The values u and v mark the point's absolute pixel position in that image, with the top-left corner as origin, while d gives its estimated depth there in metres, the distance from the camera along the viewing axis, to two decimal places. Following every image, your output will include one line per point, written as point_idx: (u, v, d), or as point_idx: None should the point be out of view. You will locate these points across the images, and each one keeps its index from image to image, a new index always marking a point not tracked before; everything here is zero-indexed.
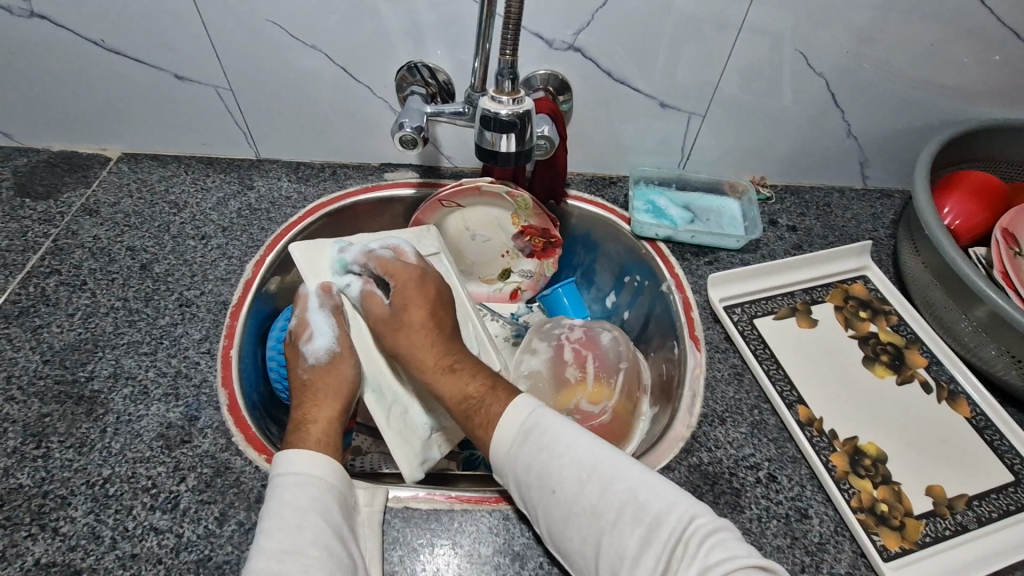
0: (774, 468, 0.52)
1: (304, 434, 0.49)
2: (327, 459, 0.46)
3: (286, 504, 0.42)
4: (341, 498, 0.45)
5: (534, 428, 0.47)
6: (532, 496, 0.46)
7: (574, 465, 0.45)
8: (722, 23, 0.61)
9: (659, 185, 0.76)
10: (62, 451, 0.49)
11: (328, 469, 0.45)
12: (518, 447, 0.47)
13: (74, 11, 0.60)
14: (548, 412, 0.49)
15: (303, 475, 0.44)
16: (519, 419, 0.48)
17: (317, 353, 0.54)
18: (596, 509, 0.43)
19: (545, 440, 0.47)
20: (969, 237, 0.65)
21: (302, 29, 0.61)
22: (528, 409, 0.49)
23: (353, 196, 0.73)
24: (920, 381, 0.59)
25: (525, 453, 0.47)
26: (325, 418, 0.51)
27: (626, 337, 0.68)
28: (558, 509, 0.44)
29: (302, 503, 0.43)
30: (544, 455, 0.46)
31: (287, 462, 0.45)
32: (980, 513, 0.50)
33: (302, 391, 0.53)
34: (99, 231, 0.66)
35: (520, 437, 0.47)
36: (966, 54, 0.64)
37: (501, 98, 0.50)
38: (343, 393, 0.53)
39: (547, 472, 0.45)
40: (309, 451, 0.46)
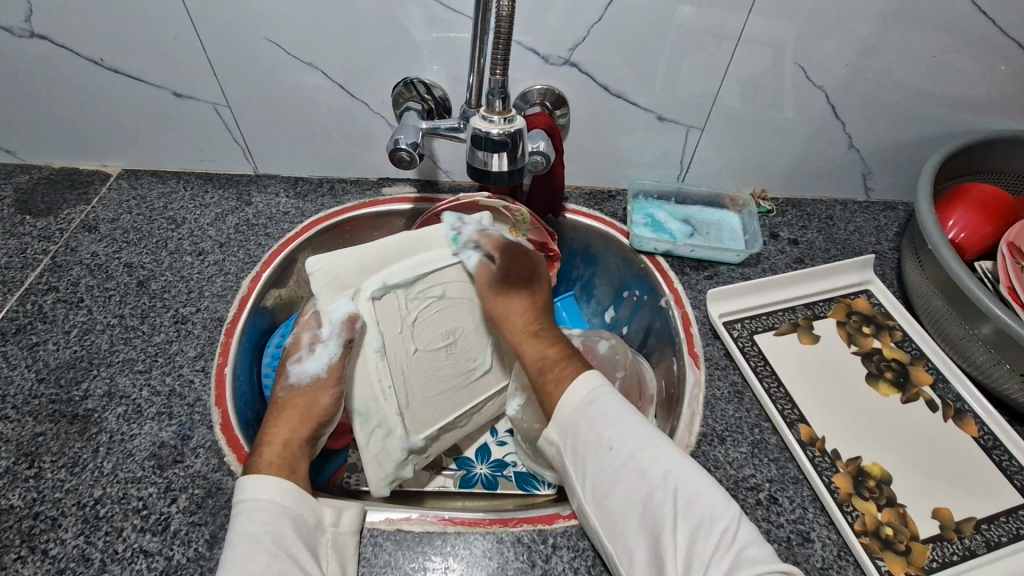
0: (775, 489, 0.51)
1: (260, 454, 0.48)
2: (277, 480, 0.46)
3: (240, 534, 0.43)
4: (297, 519, 0.45)
5: (599, 396, 0.51)
6: (587, 452, 0.49)
7: (631, 433, 0.49)
8: (719, 35, 0.60)
9: (658, 199, 0.76)
10: (54, 471, 0.49)
11: (279, 490, 0.45)
12: (584, 409, 0.51)
13: (73, 32, 0.60)
14: (610, 389, 0.52)
15: (254, 500, 0.44)
16: (587, 384, 0.52)
17: (302, 374, 0.52)
18: (645, 471, 0.46)
19: (608, 409, 0.51)
20: (974, 251, 0.64)
21: (299, 46, 0.61)
22: (597, 381, 0.53)
23: (349, 211, 0.73)
24: (926, 400, 0.58)
25: (590, 414, 0.51)
26: (281, 436, 0.50)
27: (624, 345, 0.67)
28: (608, 466, 0.48)
29: (255, 530, 0.43)
30: (605, 420, 0.50)
31: (237, 489, 0.45)
32: (989, 538, 0.49)
33: (273, 407, 0.52)
34: (97, 248, 0.66)
35: (584, 403, 0.51)
36: (970, 64, 0.63)
37: (492, 117, 0.49)
38: (307, 414, 0.51)
39: (605, 432, 0.49)
40: (258, 474, 0.46)
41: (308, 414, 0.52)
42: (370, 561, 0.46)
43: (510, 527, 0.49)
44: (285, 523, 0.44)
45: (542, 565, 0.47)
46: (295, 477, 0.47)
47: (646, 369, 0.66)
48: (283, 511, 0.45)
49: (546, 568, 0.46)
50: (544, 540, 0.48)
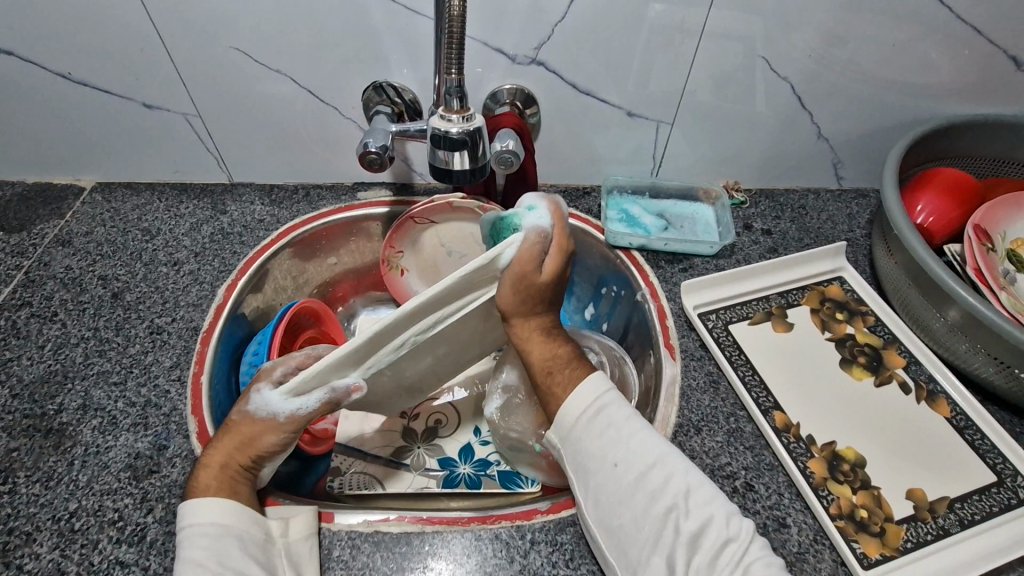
0: (752, 476, 0.51)
1: (194, 477, 0.45)
2: (216, 502, 0.43)
3: (184, 561, 0.41)
4: (243, 536, 0.43)
5: (606, 405, 0.48)
6: (591, 466, 0.46)
7: (640, 447, 0.45)
8: (684, 29, 0.60)
9: (632, 194, 0.76)
10: (29, 486, 0.49)
11: (219, 512, 0.43)
12: (588, 419, 0.47)
13: (39, 48, 0.60)
14: (617, 396, 0.49)
15: (195, 525, 0.42)
16: (593, 395, 0.48)
17: (260, 406, 0.46)
18: (656, 492, 0.43)
19: (615, 417, 0.47)
20: (943, 235, 0.65)
21: (266, 53, 0.61)
22: (602, 387, 0.49)
23: (326, 216, 0.73)
24: (899, 382, 0.58)
25: (594, 426, 0.47)
26: (222, 458, 0.46)
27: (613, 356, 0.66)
28: (614, 481, 0.44)
29: (198, 554, 0.41)
30: (612, 431, 0.46)
31: (180, 513, 0.43)
32: (963, 516, 0.49)
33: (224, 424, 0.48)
34: (71, 262, 0.66)
35: (589, 413, 0.48)
36: (933, 51, 0.64)
37: (450, 116, 0.49)
38: (247, 446, 0.46)
39: (612, 444, 0.46)
40: (199, 498, 0.44)
41: (249, 446, 0.46)
42: (348, 563, 0.46)
43: (487, 524, 0.49)
44: (229, 543, 0.42)
45: (520, 560, 0.47)
46: (238, 497, 0.45)
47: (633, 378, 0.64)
48: (226, 531, 0.43)
49: (524, 563, 0.47)
50: (522, 535, 0.48)
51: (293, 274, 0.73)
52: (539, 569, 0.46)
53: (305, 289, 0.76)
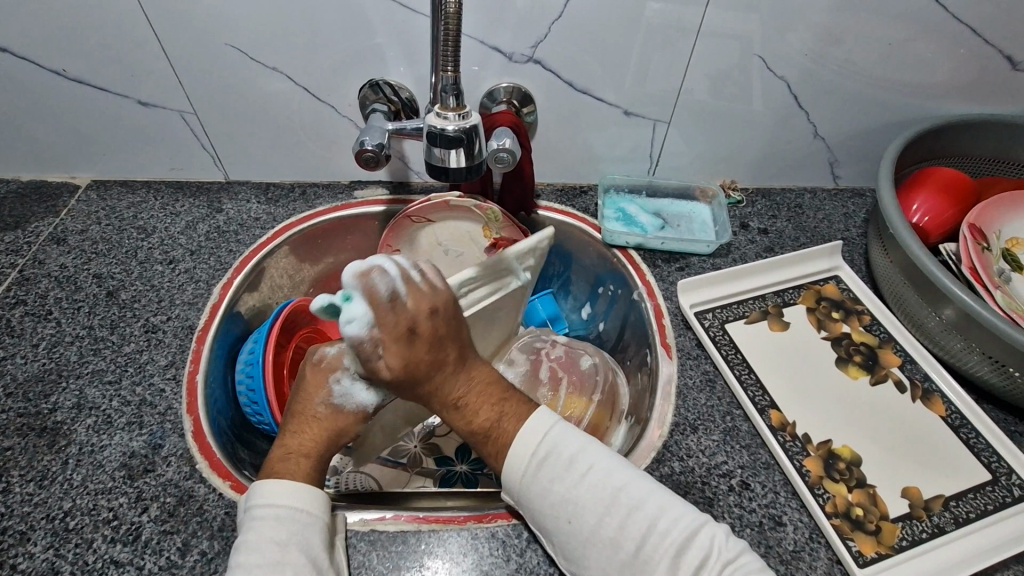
0: (747, 475, 0.51)
1: (296, 465, 0.45)
2: (313, 494, 0.44)
3: (268, 541, 0.40)
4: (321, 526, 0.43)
5: (550, 449, 0.45)
6: (548, 521, 0.44)
7: (592, 490, 0.43)
8: (680, 28, 0.61)
9: (629, 193, 0.76)
10: (23, 485, 0.49)
11: (312, 499, 0.43)
12: (533, 472, 0.44)
13: (33, 44, 0.60)
14: (563, 430, 0.46)
15: (285, 508, 0.42)
16: (532, 444, 0.45)
17: (347, 399, 0.48)
18: (616, 534, 0.42)
19: (561, 463, 0.44)
20: (938, 234, 0.65)
21: (262, 51, 0.61)
22: (546, 426, 0.45)
23: (322, 215, 0.73)
24: (895, 381, 0.58)
25: (541, 480, 0.44)
26: (316, 449, 0.46)
27: (606, 364, 0.67)
28: (574, 533, 0.43)
29: (284, 539, 0.40)
30: (560, 480, 0.44)
31: (262, 495, 0.42)
32: (957, 514, 0.49)
33: (301, 415, 0.48)
34: (66, 260, 0.66)
35: (534, 465, 0.45)
36: (928, 50, 0.64)
37: (447, 113, 0.49)
38: (340, 438, 0.47)
39: (564, 496, 0.43)
40: (295, 485, 0.43)
41: (340, 436, 0.48)
42: (344, 563, 0.46)
43: (484, 523, 0.49)
44: (305, 529, 0.42)
45: (517, 559, 0.47)
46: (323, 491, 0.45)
47: (623, 388, 0.66)
48: (309, 519, 0.43)
49: (521, 562, 0.47)
50: (519, 534, 0.48)
51: (289, 272, 0.73)
52: (535, 567, 0.46)
53: (301, 287, 0.75)
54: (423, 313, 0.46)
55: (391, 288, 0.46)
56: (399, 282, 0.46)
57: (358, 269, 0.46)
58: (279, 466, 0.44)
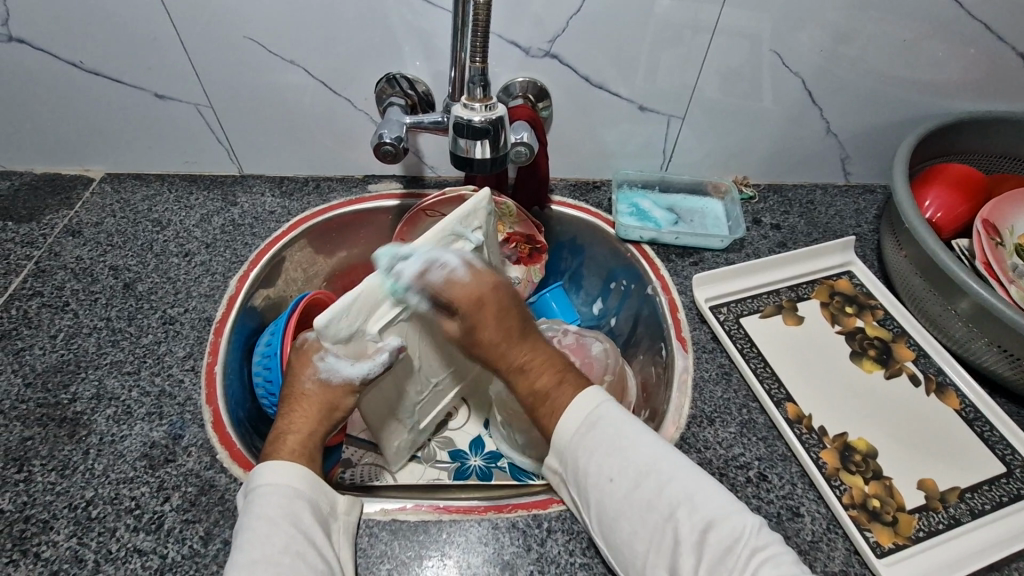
0: (765, 467, 0.52)
1: (283, 440, 0.46)
2: (299, 470, 0.44)
3: (257, 517, 0.41)
4: (313, 503, 0.44)
5: (600, 417, 0.48)
6: (588, 480, 0.46)
7: (633, 457, 0.46)
8: (697, 24, 0.61)
9: (642, 189, 0.76)
10: (44, 474, 0.49)
11: (298, 476, 0.44)
12: (581, 435, 0.48)
13: (52, 35, 0.60)
14: (612, 406, 0.49)
15: (272, 485, 0.43)
16: (586, 408, 0.49)
17: (333, 373, 0.48)
18: (651, 502, 0.44)
19: (609, 430, 0.48)
20: (950, 230, 0.65)
21: (281, 44, 0.61)
22: (598, 399, 0.49)
23: (336, 209, 0.73)
24: (909, 375, 0.59)
25: (588, 441, 0.48)
26: (307, 426, 0.48)
27: (615, 351, 0.67)
28: (612, 497, 0.45)
29: (273, 514, 0.42)
30: (605, 444, 0.47)
31: (254, 472, 0.44)
32: (973, 506, 0.50)
33: (293, 395, 0.49)
34: (81, 252, 0.66)
35: (583, 428, 0.48)
36: (942, 48, 0.65)
37: (473, 105, 0.50)
38: (332, 411, 0.49)
39: (606, 462, 0.46)
40: (281, 461, 0.44)
41: (331, 411, 0.49)
42: (367, 552, 0.46)
43: (504, 513, 0.49)
44: (303, 506, 0.43)
45: (538, 549, 0.47)
46: (314, 469, 0.46)
47: (630, 376, 0.67)
48: (299, 495, 0.43)
49: (542, 551, 0.47)
50: (539, 524, 0.48)
51: (303, 266, 0.73)
52: (556, 557, 0.47)
53: (314, 281, 0.76)
54: (483, 288, 0.51)
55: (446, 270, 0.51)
56: (455, 265, 0.52)
57: (415, 268, 0.51)
58: (271, 446, 0.46)
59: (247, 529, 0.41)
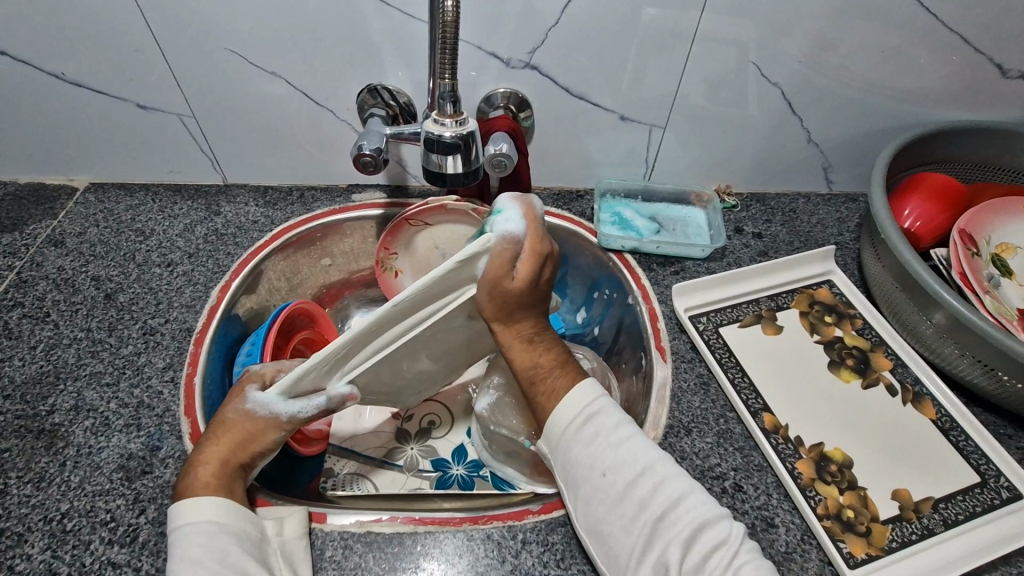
0: (740, 477, 0.52)
1: (193, 472, 0.45)
2: (216, 499, 0.43)
3: (180, 559, 0.40)
4: (238, 534, 0.43)
5: (595, 410, 0.48)
6: (580, 473, 0.46)
7: (626, 454, 0.45)
8: (675, 35, 0.61)
9: (625, 197, 0.77)
10: (20, 487, 0.49)
11: (210, 509, 0.43)
12: (575, 431, 0.47)
13: (34, 48, 0.60)
14: (604, 403, 0.48)
15: (190, 523, 0.42)
16: (579, 406, 0.48)
17: (257, 407, 0.47)
18: (643, 498, 0.43)
19: (606, 424, 0.47)
20: (929, 239, 0.66)
21: (261, 56, 0.62)
22: (592, 395, 0.48)
23: (319, 219, 0.73)
24: (886, 384, 0.59)
25: (583, 434, 0.47)
26: (220, 455, 0.46)
27: (605, 369, 0.67)
28: (604, 490, 0.44)
29: (195, 554, 0.40)
30: (601, 438, 0.46)
31: (169, 509, 0.43)
32: (946, 516, 0.50)
33: (217, 423, 0.48)
34: (64, 262, 0.66)
35: (575, 429, 0.47)
36: (920, 57, 0.65)
37: (443, 120, 0.50)
38: (248, 443, 0.47)
39: (595, 464, 0.45)
40: (187, 495, 0.43)
41: (248, 442, 0.47)
42: (340, 563, 0.46)
43: (479, 524, 0.49)
44: (228, 540, 0.42)
45: (511, 561, 0.47)
46: (235, 497, 0.45)
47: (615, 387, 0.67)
48: (223, 529, 0.42)
49: (515, 564, 0.47)
50: (514, 536, 0.48)
51: (286, 275, 0.73)
52: (530, 569, 0.47)
53: (298, 290, 0.76)
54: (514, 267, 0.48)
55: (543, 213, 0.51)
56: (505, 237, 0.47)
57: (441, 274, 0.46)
58: (183, 481, 0.45)
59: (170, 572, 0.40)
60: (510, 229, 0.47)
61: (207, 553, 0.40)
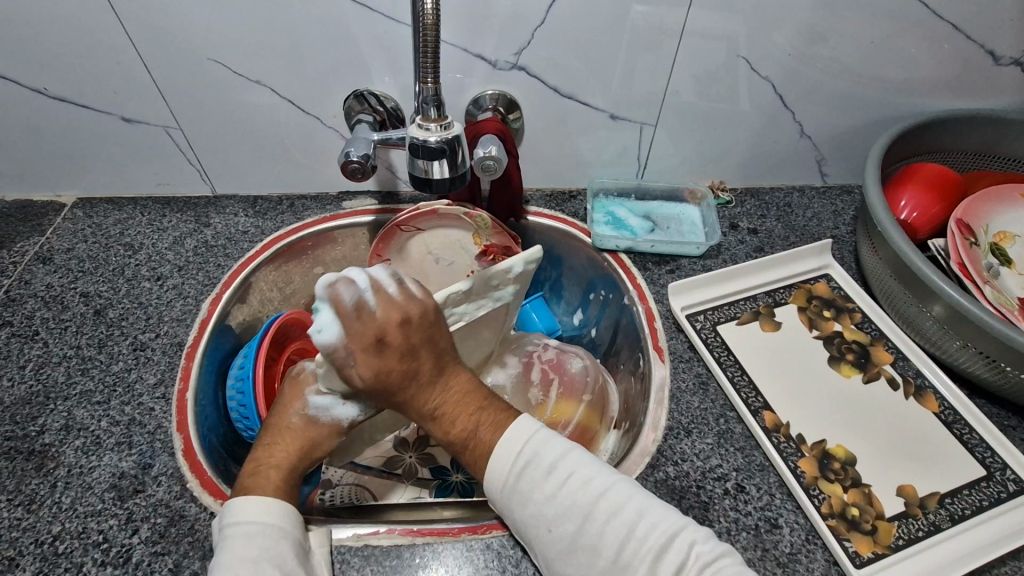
0: (742, 478, 0.51)
1: (264, 475, 0.46)
2: (281, 505, 0.44)
3: (240, 559, 0.40)
4: (296, 542, 0.44)
5: (536, 441, 0.45)
6: (529, 528, 0.44)
7: (568, 498, 0.43)
8: (663, 30, 0.61)
9: (618, 197, 0.76)
10: (10, 509, 0.48)
11: (279, 514, 0.44)
12: (513, 483, 0.44)
13: (15, 63, 0.60)
14: (543, 439, 0.45)
15: (254, 525, 0.42)
16: (512, 453, 0.44)
17: (321, 411, 0.49)
18: (595, 543, 0.41)
19: (542, 468, 0.44)
20: (927, 230, 0.65)
21: (245, 64, 0.61)
22: (524, 437, 0.45)
23: (309, 227, 0.73)
24: (887, 378, 0.58)
25: (521, 486, 0.44)
26: (286, 460, 0.47)
27: (596, 367, 0.67)
28: (556, 542, 0.42)
29: (257, 555, 0.40)
30: (540, 486, 0.43)
31: (230, 513, 0.43)
32: (953, 511, 0.49)
33: (278, 428, 0.49)
34: (52, 279, 0.65)
35: (515, 473, 0.44)
36: (911, 46, 0.64)
37: (429, 125, 0.49)
38: (312, 450, 0.49)
39: (544, 505, 0.43)
40: (257, 499, 0.44)
41: (312, 449, 0.49)
42: None
43: (479, 534, 0.48)
44: (286, 546, 0.42)
45: (512, 570, 0.46)
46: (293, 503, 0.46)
47: (611, 390, 0.67)
48: (284, 535, 0.43)
49: (516, 573, 0.46)
50: (515, 545, 0.48)
51: (278, 285, 0.73)
52: None
53: (290, 300, 0.75)
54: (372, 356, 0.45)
55: (358, 296, 0.46)
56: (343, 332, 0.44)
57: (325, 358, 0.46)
58: (248, 479, 0.46)
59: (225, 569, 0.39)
60: (327, 339, 0.44)
61: (266, 557, 0.41)
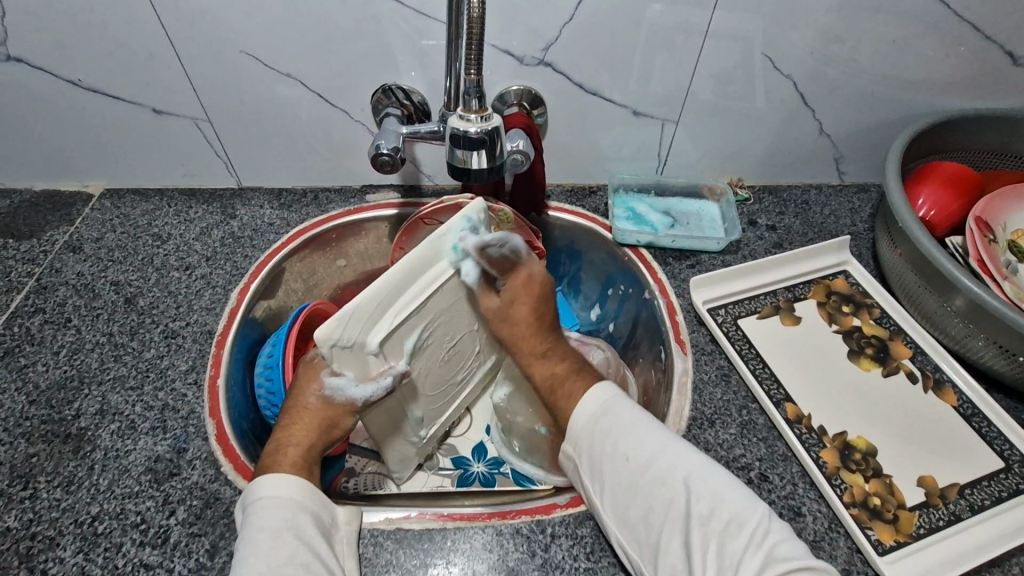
0: (765, 467, 0.52)
1: (282, 451, 0.47)
2: (299, 482, 0.45)
3: (258, 531, 0.42)
4: (314, 515, 0.45)
5: (613, 402, 0.51)
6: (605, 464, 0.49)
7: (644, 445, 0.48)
8: (688, 29, 0.61)
9: (638, 192, 0.77)
10: (50, 490, 0.49)
11: (293, 489, 0.44)
12: (595, 423, 0.50)
13: (50, 54, 0.61)
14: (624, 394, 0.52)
15: (270, 499, 0.43)
16: (598, 399, 0.52)
17: (336, 392, 0.49)
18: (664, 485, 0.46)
19: (621, 417, 0.50)
20: (945, 227, 0.66)
21: (276, 58, 0.62)
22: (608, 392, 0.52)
23: (333, 219, 0.74)
24: (906, 372, 0.59)
25: (602, 426, 0.50)
26: (306, 438, 0.49)
27: (618, 360, 0.68)
28: (629, 479, 0.47)
29: (275, 526, 0.42)
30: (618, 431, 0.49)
31: (253, 486, 0.44)
32: (973, 501, 0.50)
33: (295, 407, 0.50)
34: (82, 268, 0.66)
35: (590, 430, 0.50)
36: (930, 47, 0.65)
37: (469, 116, 0.50)
38: (332, 428, 0.50)
39: (614, 457, 0.48)
40: (278, 475, 0.45)
41: (331, 426, 0.50)
42: (371, 561, 0.46)
43: (508, 520, 0.49)
44: (300, 518, 0.43)
45: (542, 554, 0.47)
46: (313, 481, 0.47)
47: (631, 382, 0.67)
48: (298, 508, 0.44)
49: (546, 557, 0.47)
50: (543, 530, 0.49)
51: (303, 277, 0.74)
52: (560, 562, 0.47)
53: (314, 292, 0.76)
54: (517, 283, 0.55)
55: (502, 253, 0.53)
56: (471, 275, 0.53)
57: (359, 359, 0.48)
58: (268, 458, 0.47)
59: (247, 545, 0.41)
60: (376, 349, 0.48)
61: (283, 529, 0.42)
